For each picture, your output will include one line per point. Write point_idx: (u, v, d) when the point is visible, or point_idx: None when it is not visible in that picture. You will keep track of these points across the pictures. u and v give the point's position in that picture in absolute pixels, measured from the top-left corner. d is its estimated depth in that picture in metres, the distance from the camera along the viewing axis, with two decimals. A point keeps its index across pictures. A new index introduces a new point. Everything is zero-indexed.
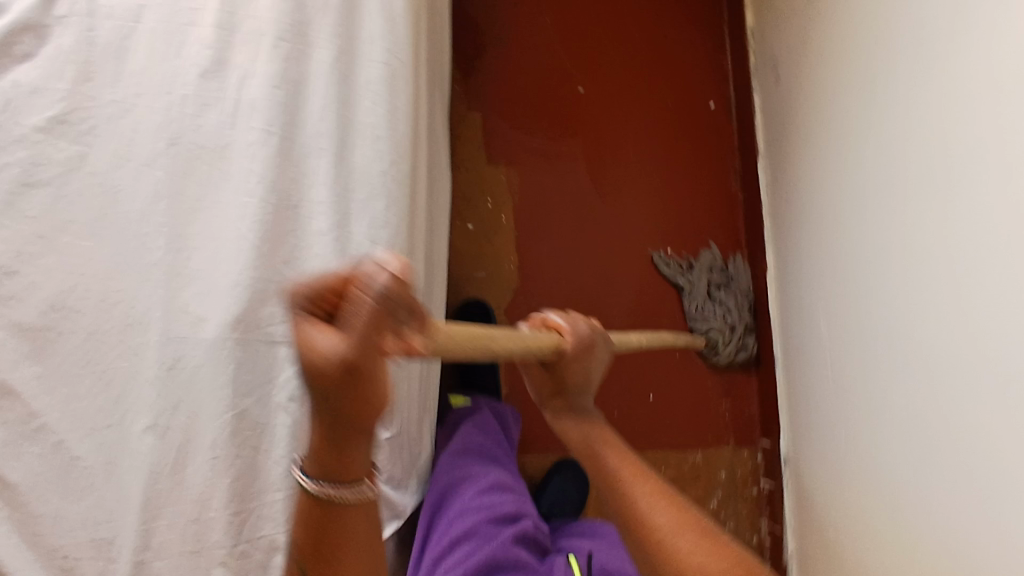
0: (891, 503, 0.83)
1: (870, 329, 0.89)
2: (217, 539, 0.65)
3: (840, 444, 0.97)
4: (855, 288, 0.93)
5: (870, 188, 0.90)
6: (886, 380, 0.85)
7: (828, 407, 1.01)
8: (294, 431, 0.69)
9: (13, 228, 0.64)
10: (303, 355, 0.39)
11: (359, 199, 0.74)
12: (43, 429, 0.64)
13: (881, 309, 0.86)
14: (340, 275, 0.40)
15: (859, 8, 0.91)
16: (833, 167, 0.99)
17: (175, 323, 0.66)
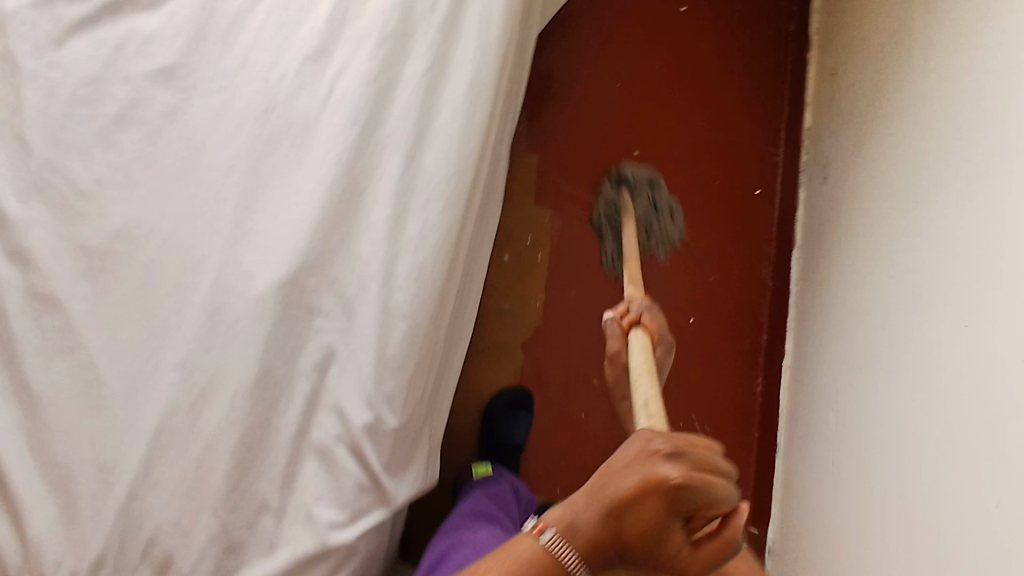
0: None
1: (875, 434, 0.91)
2: (213, 486, 0.66)
3: (829, 544, 0.96)
4: (869, 392, 0.95)
5: (896, 296, 0.92)
6: (887, 488, 0.86)
7: (824, 506, 1.01)
8: (312, 400, 0.70)
9: (103, 158, 0.73)
10: (658, 548, 0.51)
11: (421, 197, 0.77)
12: (79, 347, 0.68)
13: (892, 416, 0.88)
14: (709, 491, 0.50)
15: (909, 128, 0.96)
16: (864, 273, 1.02)
17: (228, 275, 0.70)
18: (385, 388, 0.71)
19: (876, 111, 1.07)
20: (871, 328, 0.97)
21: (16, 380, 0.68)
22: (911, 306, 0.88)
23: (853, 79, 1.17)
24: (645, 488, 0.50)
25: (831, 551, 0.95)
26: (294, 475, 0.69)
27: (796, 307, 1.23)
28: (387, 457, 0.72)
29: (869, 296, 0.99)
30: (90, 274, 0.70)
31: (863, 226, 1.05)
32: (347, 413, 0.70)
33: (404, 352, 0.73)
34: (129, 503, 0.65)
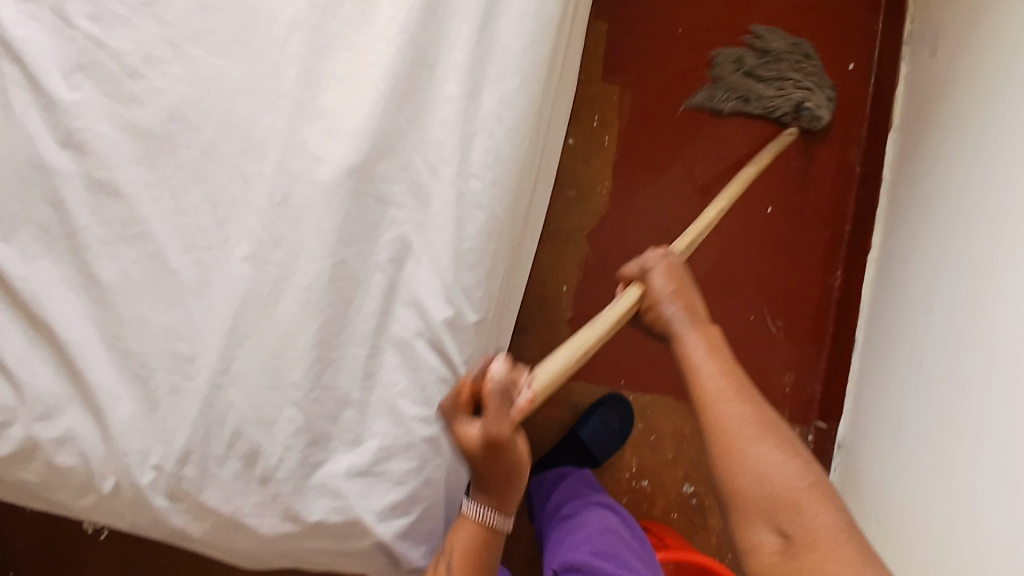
0: (948, 517, 0.80)
1: (970, 333, 0.84)
2: (294, 379, 0.64)
3: (905, 463, 0.92)
4: (966, 311, 0.86)
5: (1010, 207, 0.81)
6: (974, 418, 0.80)
7: (902, 423, 0.96)
8: (389, 293, 0.66)
9: (150, 30, 0.67)
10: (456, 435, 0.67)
11: (496, 71, 0.69)
12: (143, 237, 0.65)
13: (990, 346, 0.80)
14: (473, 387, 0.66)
15: None
16: (971, 176, 0.90)
17: (292, 156, 0.65)
18: (463, 282, 0.68)
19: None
20: (977, 241, 0.86)
21: (84, 271, 0.65)
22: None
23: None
24: (461, 403, 0.66)
25: (907, 464, 0.92)
26: (373, 368, 0.66)
27: (888, 202, 1.12)
28: (466, 351, 0.69)
29: (977, 203, 0.88)
30: (146, 158, 0.66)
31: (975, 122, 0.91)
32: (425, 306, 0.66)
33: (481, 244, 0.69)
34: (211, 395, 0.63)
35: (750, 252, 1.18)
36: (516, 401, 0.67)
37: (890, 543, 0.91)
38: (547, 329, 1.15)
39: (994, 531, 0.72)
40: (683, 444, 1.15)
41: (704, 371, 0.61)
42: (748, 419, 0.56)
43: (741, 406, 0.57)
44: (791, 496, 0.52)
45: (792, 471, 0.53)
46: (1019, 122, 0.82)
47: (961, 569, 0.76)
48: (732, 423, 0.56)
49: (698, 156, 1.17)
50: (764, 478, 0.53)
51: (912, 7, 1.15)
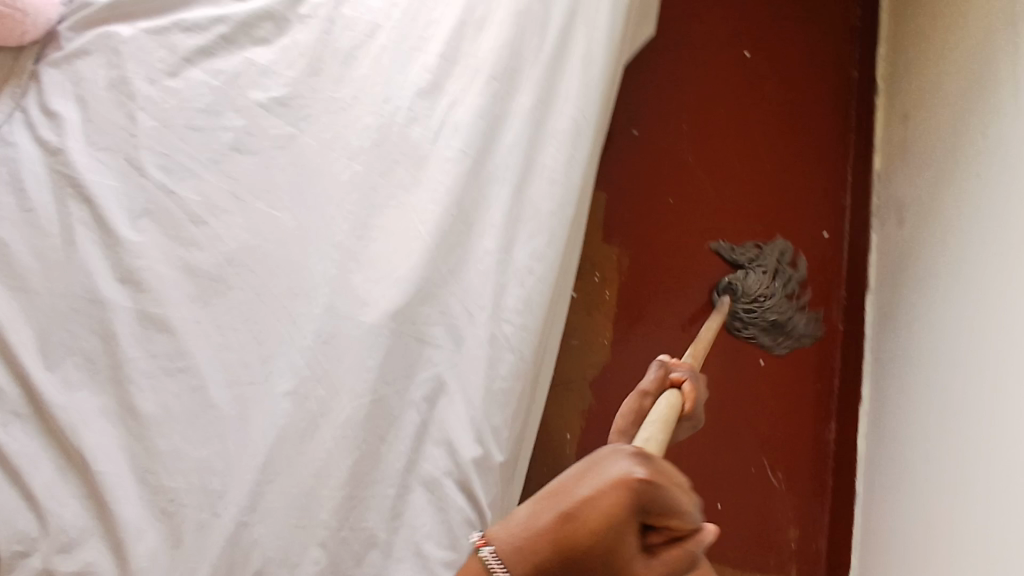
0: None
1: (965, 473, 0.87)
2: (322, 517, 0.64)
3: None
4: (962, 466, 0.88)
5: (995, 369, 0.86)
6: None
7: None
8: (420, 432, 0.68)
9: (216, 183, 0.75)
10: (616, 544, 0.40)
11: (526, 229, 0.77)
12: (187, 371, 0.68)
13: (991, 503, 0.81)
14: (672, 488, 0.43)
15: (991, 164, 0.96)
16: (954, 338, 0.97)
17: (341, 299, 0.70)
18: (492, 421, 0.70)
19: (964, 175, 1.02)
20: (966, 398, 0.91)
21: (123, 401, 0.67)
22: (1012, 383, 0.82)
23: (942, 129, 1.11)
24: (660, 474, 0.43)
25: None
26: (401, 508, 0.66)
27: (874, 359, 1.19)
28: (492, 492, 0.70)
29: (962, 363, 0.93)
30: (199, 297, 0.71)
31: (953, 289, 1.00)
32: (456, 445, 0.68)
33: (510, 385, 0.72)
34: (237, 532, 0.62)
35: (746, 402, 1.22)
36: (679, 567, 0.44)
37: None
38: (552, 476, 1.15)
39: None
40: None
41: None
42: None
43: None
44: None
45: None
46: (996, 292, 0.89)
47: None
48: None
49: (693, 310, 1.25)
50: None
51: (877, 187, 1.30)
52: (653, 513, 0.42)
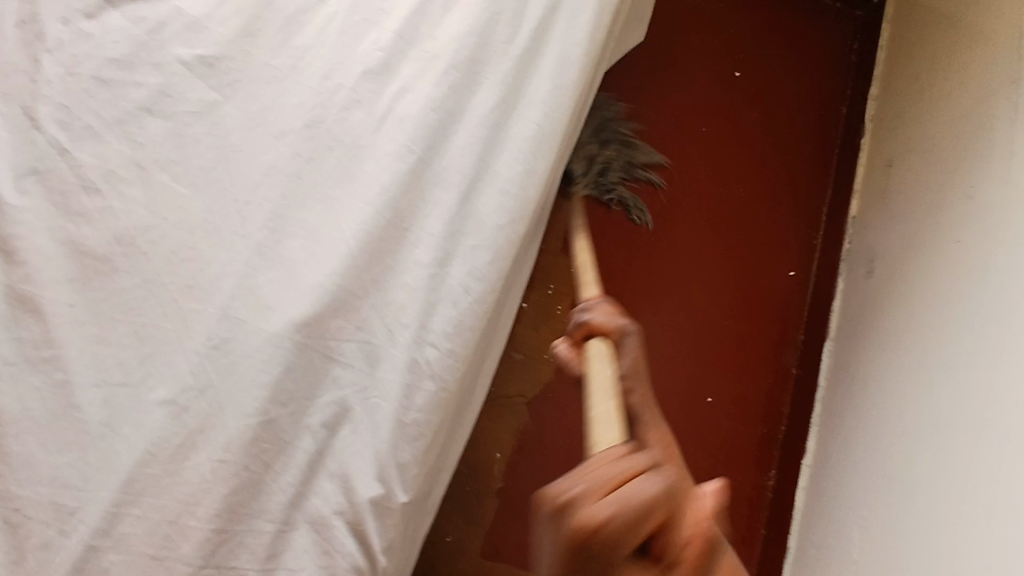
0: None
1: (891, 554, 0.85)
2: (185, 552, 0.56)
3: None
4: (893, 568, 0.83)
5: (952, 485, 0.79)
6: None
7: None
8: (314, 462, 0.60)
9: (120, 149, 0.65)
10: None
11: (468, 244, 0.69)
12: (53, 362, 0.58)
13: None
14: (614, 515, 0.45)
15: (975, 240, 0.91)
16: (913, 425, 0.90)
17: (242, 301, 0.61)
18: (400, 456, 0.63)
19: (943, 243, 0.98)
20: (915, 498, 0.85)
21: None
22: (959, 479, 0.79)
23: (934, 190, 1.04)
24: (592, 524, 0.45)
25: None
26: (280, 547, 0.58)
27: (823, 412, 1.15)
28: (389, 535, 0.63)
29: (919, 458, 0.87)
30: (79, 278, 0.61)
31: (921, 372, 0.93)
32: (353, 483, 0.60)
33: (427, 418, 0.64)
34: (86, 557, 0.54)
35: (688, 441, 1.16)
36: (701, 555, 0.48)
37: None
38: (474, 496, 1.08)
39: None
40: None
41: None
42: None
43: None
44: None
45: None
46: (971, 399, 0.82)
47: None
48: None
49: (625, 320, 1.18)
50: None
51: (850, 231, 1.25)
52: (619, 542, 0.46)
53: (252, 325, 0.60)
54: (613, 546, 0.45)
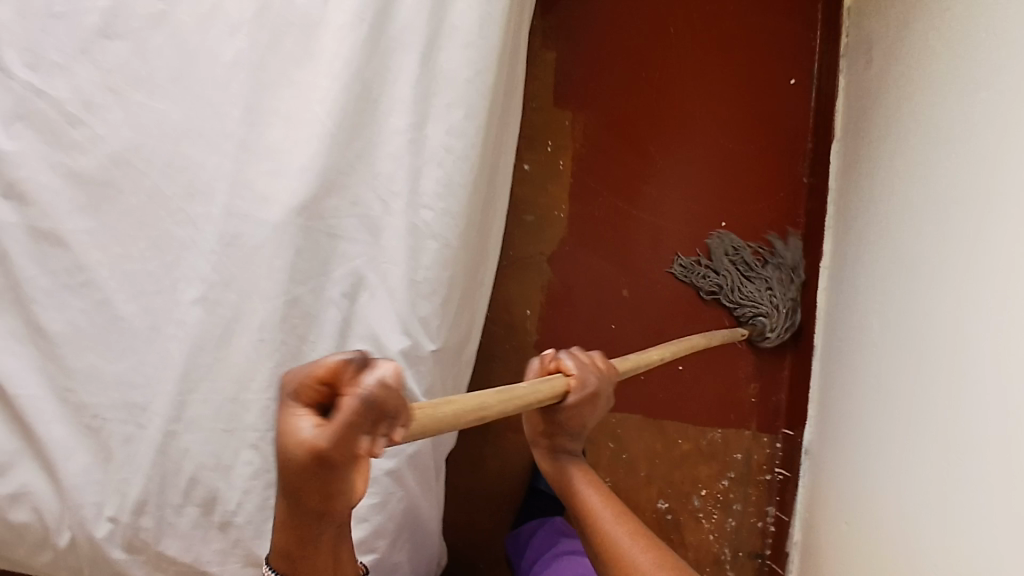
0: (888, 506, 0.85)
1: (903, 331, 0.90)
2: (251, 421, 0.63)
3: (829, 510, 1.01)
4: (890, 402, 0.90)
5: (946, 254, 0.83)
6: (873, 513, 0.88)
7: (834, 471, 1.02)
8: (343, 329, 0.66)
9: (85, 75, 0.67)
10: (282, 439, 0.37)
11: (441, 103, 0.70)
12: (90, 285, 0.65)
13: (898, 461, 0.85)
14: (306, 381, 0.37)
15: (952, 8, 0.88)
16: (909, 224, 0.92)
17: (240, 195, 0.65)
18: (420, 312, 0.67)
19: (928, 17, 0.94)
20: (910, 340, 0.87)
21: (31, 322, 0.65)
22: (950, 248, 0.82)
23: None
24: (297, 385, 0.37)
25: (857, 461, 0.96)
26: None
27: (835, 216, 1.15)
28: (426, 381, 0.69)
29: (919, 236, 0.89)
30: (90, 206, 0.66)
31: (920, 200, 0.90)
32: (382, 339, 0.66)
33: (436, 274, 0.68)
34: (165, 442, 0.62)
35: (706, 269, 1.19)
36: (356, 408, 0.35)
37: (844, 535, 0.94)
38: (512, 355, 1.15)
39: (928, 524, 0.75)
40: (653, 461, 1.15)
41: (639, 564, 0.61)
42: (659, 557, 0.61)
43: None
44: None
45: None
46: (959, 245, 0.80)
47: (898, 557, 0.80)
48: None
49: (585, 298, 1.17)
50: None
51: (848, 24, 1.19)
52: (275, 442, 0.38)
53: (256, 216, 0.64)
54: (289, 442, 0.37)
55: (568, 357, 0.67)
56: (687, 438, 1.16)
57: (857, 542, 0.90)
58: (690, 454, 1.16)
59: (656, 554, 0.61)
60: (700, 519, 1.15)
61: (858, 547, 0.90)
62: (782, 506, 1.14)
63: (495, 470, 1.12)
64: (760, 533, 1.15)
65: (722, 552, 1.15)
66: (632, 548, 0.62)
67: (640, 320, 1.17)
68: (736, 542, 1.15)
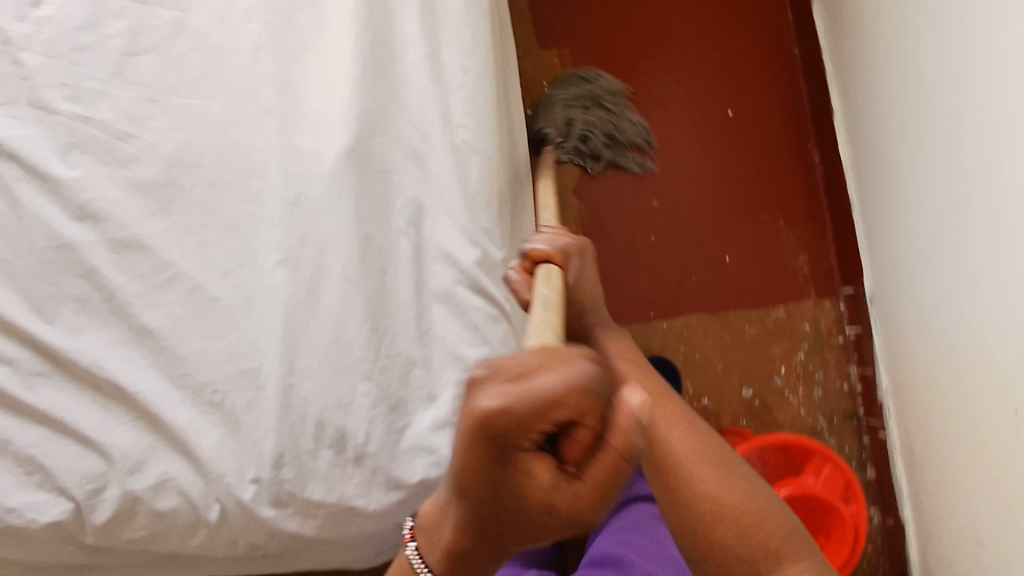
0: (985, 307, 0.85)
1: (940, 143, 0.91)
2: (358, 355, 0.67)
3: (914, 343, 1.03)
4: (966, 227, 0.88)
5: (963, 51, 0.84)
6: (969, 335, 0.89)
7: (910, 307, 1.03)
8: (417, 254, 0.70)
9: (125, 93, 0.72)
10: (516, 479, 0.39)
11: (447, 30, 0.74)
12: (178, 276, 0.69)
13: (988, 281, 0.84)
14: (538, 417, 0.35)
15: None
16: (914, 43, 0.94)
17: (291, 159, 0.69)
18: (481, 223, 0.71)
19: None
20: (971, 162, 0.86)
21: (131, 325, 0.69)
22: (965, 43, 0.84)
23: None
24: (519, 419, 0.36)
25: (931, 285, 0.97)
26: (425, 325, 0.69)
27: (835, 72, 1.17)
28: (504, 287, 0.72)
29: (928, 49, 0.91)
30: (159, 208, 0.70)
31: (920, 15, 0.92)
32: (454, 255, 0.69)
33: (486, 186, 0.72)
34: (286, 395, 0.67)
35: (726, 160, 1.22)
36: (623, 467, 0.37)
37: (943, 357, 0.95)
38: None
39: None
40: (726, 353, 1.17)
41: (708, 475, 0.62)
42: (700, 442, 0.64)
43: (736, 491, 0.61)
44: (752, 526, 0.59)
45: (753, 487, 0.61)
46: (974, 34, 0.82)
47: (1010, 347, 0.81)
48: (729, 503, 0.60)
49: (619, 217, 1.20)
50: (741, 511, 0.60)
51: None
52: (485, 469, 0.39)
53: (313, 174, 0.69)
54: (523, 482, 0.39)
55: (554, 244, 0.71)
56: (752, 324, 1.18)
57: (961, 355, 0.91)
58: (758, 337, 1.18)
59: (696, 440, 0.64)
60: (787, 396, 1.17)
61: (963, 359, 0.91)
62: (863, 361, 1.16)
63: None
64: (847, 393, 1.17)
65: (818, 420, 1.17)
66: (672, 433, 0.64)
67: (677, 224, 1.20)
68: (828, 408, 1.17)
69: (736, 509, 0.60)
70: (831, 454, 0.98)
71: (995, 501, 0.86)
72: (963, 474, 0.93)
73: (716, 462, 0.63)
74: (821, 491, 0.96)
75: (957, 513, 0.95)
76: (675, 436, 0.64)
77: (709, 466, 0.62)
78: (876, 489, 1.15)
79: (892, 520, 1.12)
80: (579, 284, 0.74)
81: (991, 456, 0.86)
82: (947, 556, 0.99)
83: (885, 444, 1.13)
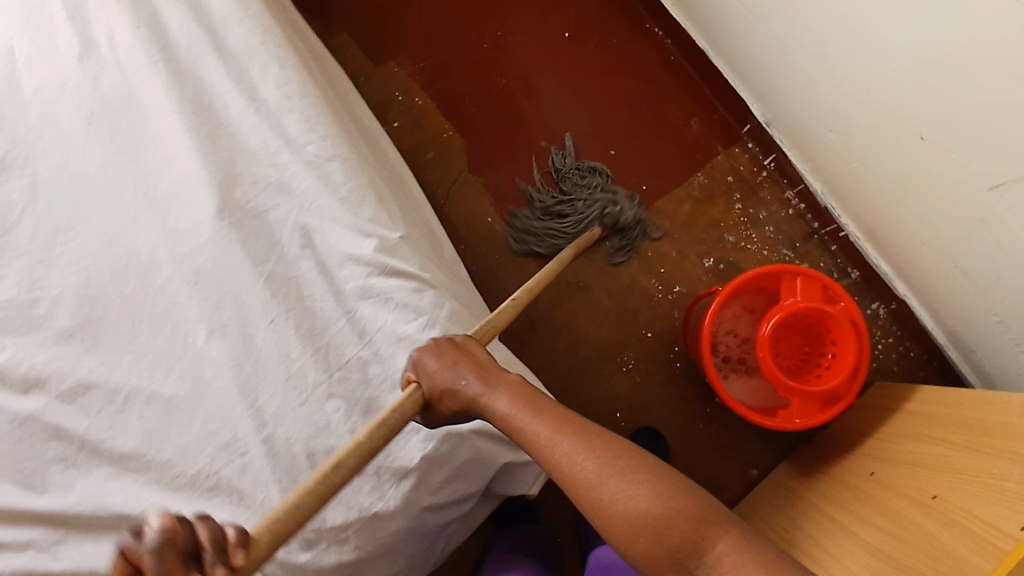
0: (857, 63, 0.89)
1: None
2: (314, 377, 0.71)
3: (819, 137, 1.06)
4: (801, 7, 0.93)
5: None
6: (858, 96, 0.92)
7: (798, 111, 1.07)
8: (324, 269, 0.74)
9: (17, 267, 0.74)
10: None
11: (256, 73, 0.81)
12: (131, 394, 0.71)
13: (846, 42, 0.89)
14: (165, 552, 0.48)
15: None
16: None
17: (180, 243, 0.74)
18: (366, 216, 0.77)
19: None
20: None
21: (111, 458, 0.69)
22: None
23: None
24: None
25: (803, 78, 1.01)
26: (361, 325, 0.73)
27: None
28: (413, 258, 0.77)
29: None
30: (88, 347, 0.72)
31: None
32: (355, 252, 0.74)
33: (353, 183, 0.78)
34: (270, 445, 0.69)
35: (586, 73, 1.27)
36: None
37: (846, 132, 0.99)
38: (504, 256, 1.19)
39: (892, 24, 0.81)
40: (674, 238, 1.20)
41: (595, 479, 0.54)
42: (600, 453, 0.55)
43: (628, 484, 0.53)
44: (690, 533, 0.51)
45: (670, 489, 0.53)
46: None
47: (897, 77, 0.84)
48: (626, 497, 0.52)
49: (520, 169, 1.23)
50: (644, 511, 0.52)
51: None
52: None
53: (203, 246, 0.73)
54: None
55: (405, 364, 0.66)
56: (682, 201, 1.22)
57: (858, 120, 0.95)
58: (693, 210, 1.21)
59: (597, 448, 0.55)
60: (745, 246, 1.20)
61: (860, 122, 0.95)
62: (793, 181, 1.19)
63: (577, 362, 1.15)
64: (798, 216, 1.20)
65: (783, 252, 1.20)
66: (558, 442, 0.56)
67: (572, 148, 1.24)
68: (787, 238, 1.20)
69: (658, 520, 0.51)
70: (796, 270, 1.00)
71: (957, 224, 0.88)
72: (919, 223, 0.96)
73: (625, 472, 0.54)
74: (803, 306, 0.98)
75: (936, 261, 0.98)
76: (574, 460, 0.55)
77: (616, 477, 0.53)
78: (867, 284, 1.17)
79: (895, 303, 1.14)
80: (446, 370, 0.63)
81: (931, 189, 0.90)
82: (948, 302, 1.01)
83: (850, 240, 1.15)
